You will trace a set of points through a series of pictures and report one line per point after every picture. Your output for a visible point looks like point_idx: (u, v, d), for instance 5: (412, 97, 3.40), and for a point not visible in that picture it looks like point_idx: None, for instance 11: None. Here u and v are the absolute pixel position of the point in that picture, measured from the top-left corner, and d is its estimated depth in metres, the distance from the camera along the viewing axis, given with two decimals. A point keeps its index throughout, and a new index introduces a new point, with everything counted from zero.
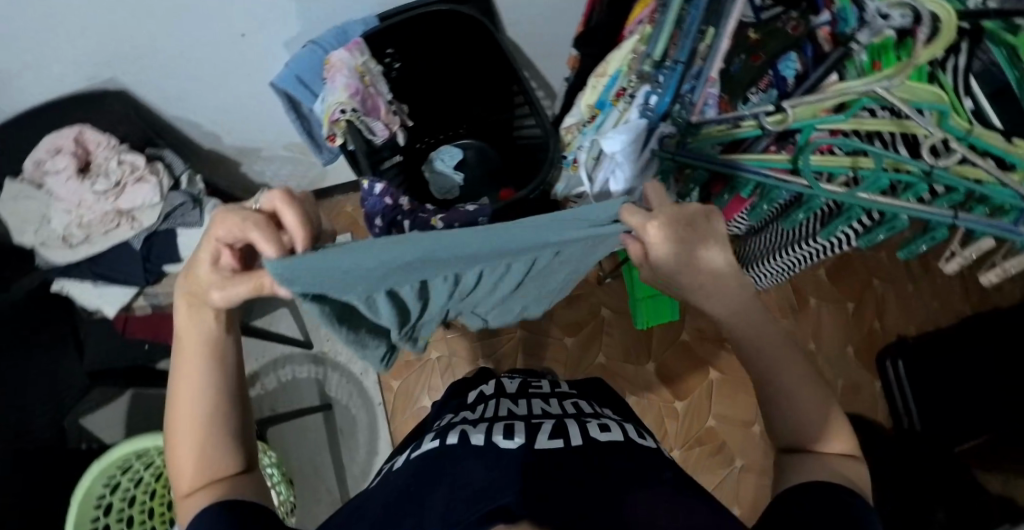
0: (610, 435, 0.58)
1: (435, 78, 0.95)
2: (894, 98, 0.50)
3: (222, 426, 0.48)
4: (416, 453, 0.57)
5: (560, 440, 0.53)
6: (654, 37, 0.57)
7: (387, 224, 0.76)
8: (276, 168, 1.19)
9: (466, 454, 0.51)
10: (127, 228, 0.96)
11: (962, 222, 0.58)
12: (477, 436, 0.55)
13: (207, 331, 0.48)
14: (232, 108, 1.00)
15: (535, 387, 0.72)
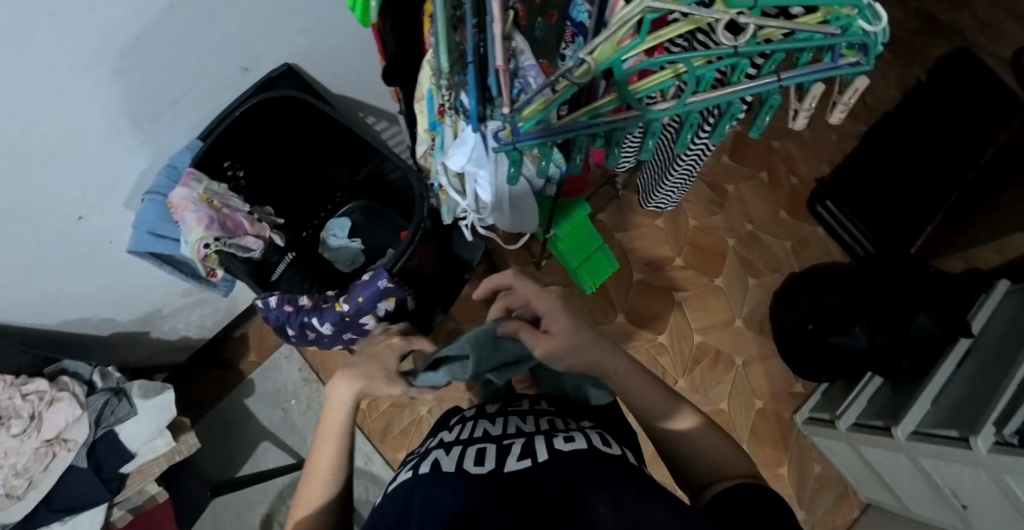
0: (576, 444, 0.54)
1: (283, 166, 0.92)
2: (669, 6, 0.46)
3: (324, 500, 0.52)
4: (394, 483, 0.56)
5: (527, 460, 0.51)
6: (437, 49, 0.51)
7: (300, 330, 0.72)
8: (187, 318, 1.14)
9: (435, 483, 0.50)
10: (65, 452, 0.88)
11: (788, 79, 0.56)
12: (448, 462, 0.54)
13: (346, 413, 0.56)
14: (109, 288, 0.96)
15: (513, 401, 0.68)
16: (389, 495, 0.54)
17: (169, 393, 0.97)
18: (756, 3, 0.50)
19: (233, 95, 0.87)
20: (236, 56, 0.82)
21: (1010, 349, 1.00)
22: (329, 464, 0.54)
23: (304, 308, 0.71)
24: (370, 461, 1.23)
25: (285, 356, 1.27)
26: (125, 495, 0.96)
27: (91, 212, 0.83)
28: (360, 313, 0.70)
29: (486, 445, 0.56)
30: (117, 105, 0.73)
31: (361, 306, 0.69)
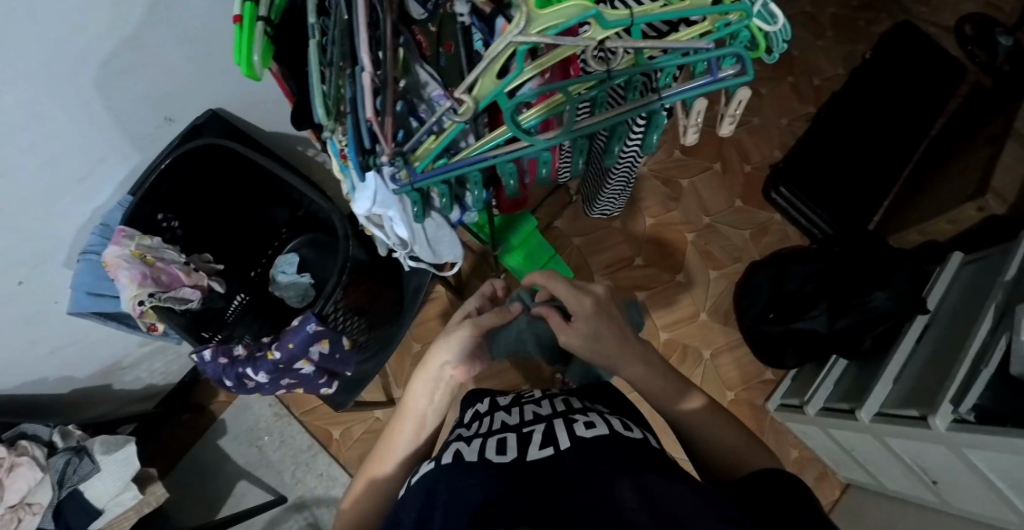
0: (597, 429, 0.57)
1: (219, 211, 0.92)
2: (534, 36, 0.45)
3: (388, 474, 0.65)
4: (416, 476, 0.59)
5: (549, 448, 0.54)
6: (313, 101, 0.51)
7: (238, 381, 0.73)
8: (149, 367, 1.14)
9: (456, 476, 0.54)
10: (31, 516, 0.86)
11: (666, 98, 0.52)
12: (470, 453, 0.57)
13: (447, 367, 0.67)
14: (60, 348, 0.95)
15: (528, 395, 0.72)
16: (413, 488, 0.57)
17: (131, 446, 0.98)
18: (635, 18, 0.49)
19: (159, 147, 0.86)
20: (159, 106, 0.81)
21: (965, 321, 1.00)
22: (400, 445, 0.66)
23: (240, 359, 0.72)
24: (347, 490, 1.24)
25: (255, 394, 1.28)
26: None
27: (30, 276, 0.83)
28: (293, 358, 0.71)
29: (507, 434, 0.60)
30: (41, 167, 0.73)
31: (292, 353, 0.70)
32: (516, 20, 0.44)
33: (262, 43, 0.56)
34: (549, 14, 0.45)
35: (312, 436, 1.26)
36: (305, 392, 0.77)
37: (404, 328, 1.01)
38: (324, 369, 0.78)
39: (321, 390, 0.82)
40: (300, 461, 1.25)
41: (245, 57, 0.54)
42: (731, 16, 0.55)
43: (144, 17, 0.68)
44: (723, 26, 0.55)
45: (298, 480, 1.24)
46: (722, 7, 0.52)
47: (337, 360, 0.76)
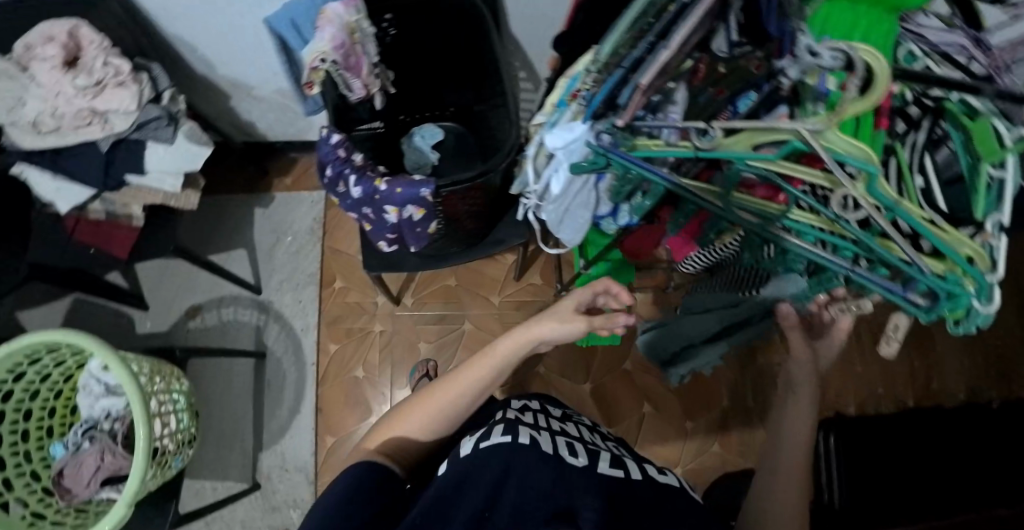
0: (667, 477, 0.60)
1: (424, 52, 0.96)
2: (813, 144, 0.43)
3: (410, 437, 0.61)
4: (484, 444, 0.54)
5: (621, 470, 0.55)
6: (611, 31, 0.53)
7: (335, 178, 0.73)
8: (263, 110, 1.21)
9: (531, 462, 0.51)
10: (97, 128, 0.95)
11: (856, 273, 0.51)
12: (547, 442, 0.55)
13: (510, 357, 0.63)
14: (224, 43, 1.02)
15: (576, 417, 0.73)
16: (478, 453, 0.53)
17: (205, 150, 1.03)
18: (897, 206, 0.44)
19: None
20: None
21: None
22: (430, 412, 0.61)
23: (351, 163, 0.73)
24: (304, 331, 1.27)
25: (308, 199, 1.33)
26: (113, 199, 1.02)
27: None
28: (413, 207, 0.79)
29: (569, 442, 0.60)
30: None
31: (399, 198, 0.71)
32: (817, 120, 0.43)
33: None
34: (839, 137, 0.43)
35: (319, 270, 1.30)
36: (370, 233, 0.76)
37: (464, 258, 1.01)
38: (396, 231, 0.78)
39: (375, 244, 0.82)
40: (294, 278, 1.29)
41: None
42: (972, 282, 0.46)
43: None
44: (954, 279, 0.47)
45: (281, 289, 1.29)
46: (969, 267, 0.44)
47: (416, 234, 0.78)
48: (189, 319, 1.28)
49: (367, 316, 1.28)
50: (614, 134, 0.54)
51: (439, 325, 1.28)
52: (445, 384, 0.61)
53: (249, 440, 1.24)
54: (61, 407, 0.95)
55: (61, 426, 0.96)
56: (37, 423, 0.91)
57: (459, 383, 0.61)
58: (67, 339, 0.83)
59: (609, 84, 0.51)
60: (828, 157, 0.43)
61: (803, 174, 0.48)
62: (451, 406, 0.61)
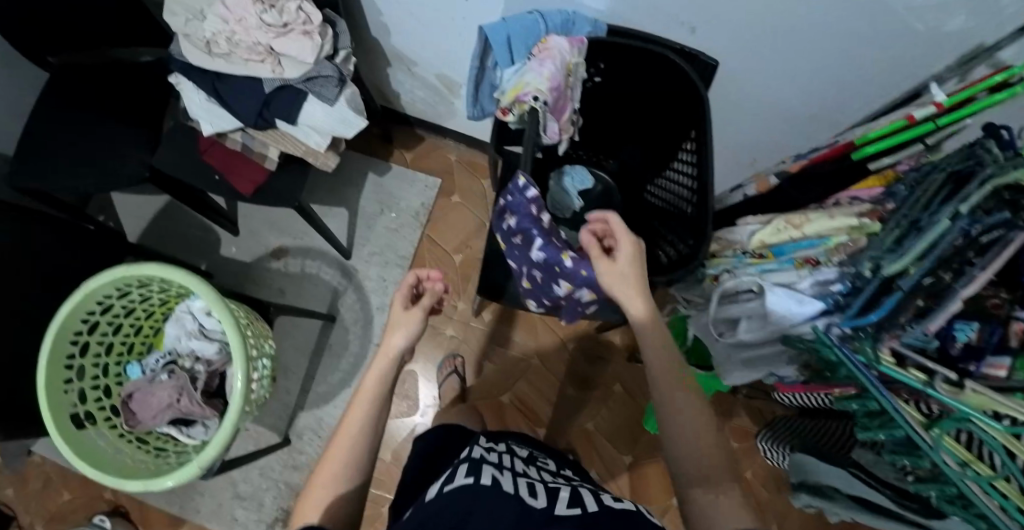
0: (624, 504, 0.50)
1: (616, 104, 0.92)
2: None
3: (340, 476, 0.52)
4: (448, 487, 0.50)
5: (580, 507, 0.47)
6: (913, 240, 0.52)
7: (517, 232, 0.71)
8: (416, 87, 1.18)
9: (479, 503, 0.46)
10: (268, 68, 0.93)
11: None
12: (507, 485, 0.50)
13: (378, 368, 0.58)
14: (416, 18, 1.00)
15: (545, 463, 0.68)
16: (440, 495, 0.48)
17: (360, 121, 0.99)
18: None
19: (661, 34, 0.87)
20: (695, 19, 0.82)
21: None
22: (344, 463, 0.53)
23: (540, 225, 0.69)
24: (379, 310, 1.26)
25: (423, 181, 1.31)
26: (254, 135, 1.00)
27: None
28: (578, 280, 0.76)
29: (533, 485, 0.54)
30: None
31: (580, 280, 0.68)
32: None
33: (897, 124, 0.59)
34: None
35: (412, 255, 1.29)
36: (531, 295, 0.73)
37: None
38: (551, 301, 0.74)
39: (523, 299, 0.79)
40: (385, 254, 1.28)
41: (879, 146, 0.63)
42: None
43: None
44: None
45: (369, 260, 1.28)
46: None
47: (574, 313, 0.75)
48: (273, 259, 1.28)
49: (441, 317, 1.27)
50: (846, 335, 0.57)
51: (508, 350, 1.28)
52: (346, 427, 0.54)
53: (293, 395, 1.24)
54: (145, 330, 0.95)
55: (141, 347, 0.95)
56: (122, 340, 0.91)
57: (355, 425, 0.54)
58: (160, 271, 0.80)
59: (867, 288, 0.55)
60: None
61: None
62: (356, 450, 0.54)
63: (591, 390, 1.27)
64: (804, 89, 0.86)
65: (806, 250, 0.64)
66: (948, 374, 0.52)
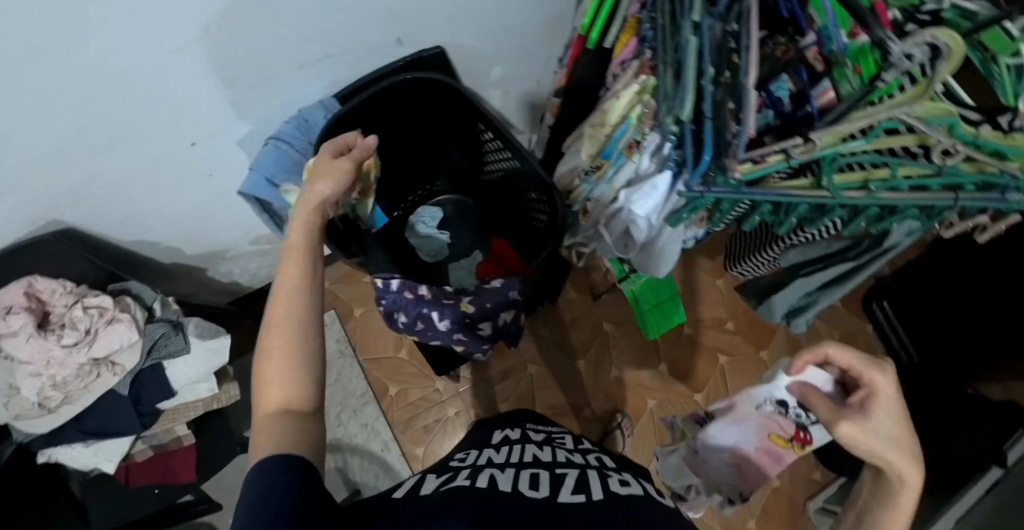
0: (634, 489, 0.52)
1: (397, 143, 0.92)
2: (915, 122, 0.51)
3: (295, 370, 0.46)
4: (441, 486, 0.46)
5: (582, 494, 0.47)
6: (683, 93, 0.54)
7: (413, 320, 0.71)
8: (244, 265, 1.12)
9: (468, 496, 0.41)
10: (109, 374, 0.87)
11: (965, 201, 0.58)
12: (500, 481, 0.49)
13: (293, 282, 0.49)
14: (188, 218, 0.94)
15: (560, 442, 0.69)
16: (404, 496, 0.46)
17: (223, 339, 0.95)
18: (982, 138, 0.53)
19: (385, 63, 0.85)
20: (398, 27, 0.81)
21: None
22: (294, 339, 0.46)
23: (423, 299, 0.70)
24: (386, 449, 1.22)
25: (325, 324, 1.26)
26: (152, 431, 0.94)
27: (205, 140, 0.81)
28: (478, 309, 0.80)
29: (539, 472, 0.55)
30: (273, 42, 0.70)
31: (488, 310, 0.71)
32: (910, 99, 0.51)
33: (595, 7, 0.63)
34: (931, 107, 0.51)
35: (368, 384, 1.24)
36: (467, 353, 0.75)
37: None
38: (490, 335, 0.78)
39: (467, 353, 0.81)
40: (347, 406, 1.23)
41: (599, 23, 0.64)
42: None
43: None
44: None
45: (339, 422, 1.22)
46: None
47: (511, 331, 0.76)
48: None
49: (438, 406, 1.24)
50: (706, 178, 0.59)
51: (508, 381, 1.28)
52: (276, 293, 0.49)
53: None
54: None
55: None
56: None
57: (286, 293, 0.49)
58: None
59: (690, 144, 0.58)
60: (930, 127, 0.51)
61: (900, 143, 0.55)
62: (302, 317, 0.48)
63: (591, 349, 1.30)
64: (528, 12, 0.90)
65: (623, 140, 0.66)
66: (793, 143, 0.55)
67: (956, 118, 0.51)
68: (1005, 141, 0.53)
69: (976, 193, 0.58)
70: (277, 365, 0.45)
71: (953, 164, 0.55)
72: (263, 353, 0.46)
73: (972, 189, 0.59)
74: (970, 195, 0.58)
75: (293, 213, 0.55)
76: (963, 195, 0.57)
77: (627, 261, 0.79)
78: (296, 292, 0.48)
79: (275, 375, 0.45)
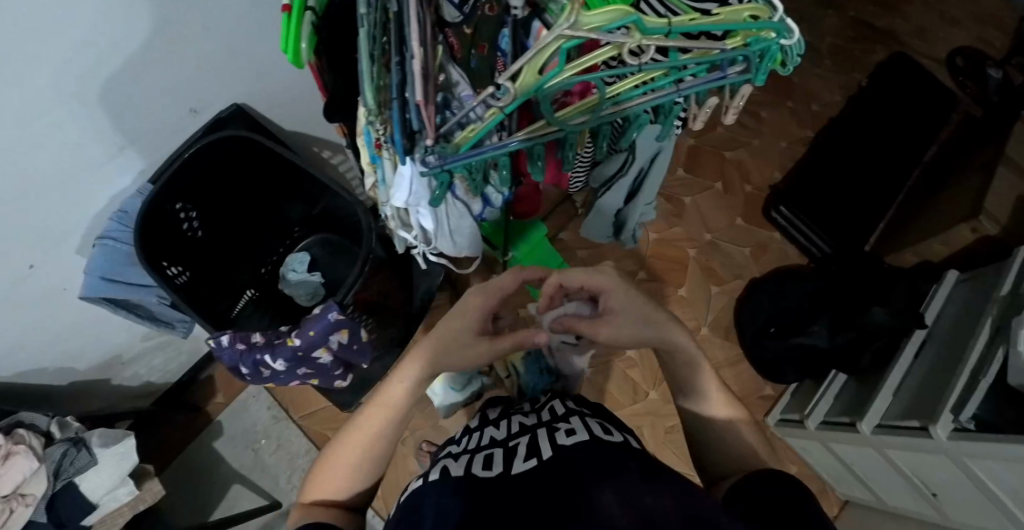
0: (576, 436, 0.54)
1: (231, 207, 0.93)
2: (582, 34, 0.48)
3: (349, 480, 0.58)
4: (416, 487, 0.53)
5: (533, 458, 0.51)
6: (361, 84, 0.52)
7: (255, 368, 0.74)
8: (149, 363, 1.13)
9: (444, 494, 0.48)
10: (24, 507, 0.83)
11: (686, 91, 0.58)
12: (457, 467, 0.53)
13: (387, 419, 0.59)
14: (64, 340, 0.95)
15: (517, 408, 0.69)
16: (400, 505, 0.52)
17: (130, 440, 0.97)
18: (672, 27, 0.52)
19: (186, 134, 0.86)
20: (186, 99, 0.82)
21: (962, 336, 1.02)
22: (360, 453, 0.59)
23: (259, 345, 0.72)
24: None
25: (254, 395, 1.29)
26: None
27: (42, 260, 0.82)
28: (312, 344, 0.72)
29: (493, 449, 0.56)
30: (58, 152, 0.72)
31: (314, 341, 0.72)
32: (568, 15, 0.48)
33: (307, 34, 0.58)
34: (596, 15, 0.48)
35: (310, 439, 1.26)
36: (319, 384, 0.78)
37: (410, 331, 1.05)
38: (342, 361, 0.79)
39: (334, 383, 0.83)
40: (297, 466, 1.25)
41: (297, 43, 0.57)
42: (766, 31, 0.56)
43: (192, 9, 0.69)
44: (755, 41, 0.56)
45: (294, 485, 1.23)
46: (754, 23, 0.54)
47: (354, 352, 0.77)
48: None
49: None
50: (434, 154, 0.55)
51: None
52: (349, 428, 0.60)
53: None
54: None
55: None
56: None
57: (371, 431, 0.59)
58: None
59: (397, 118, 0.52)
60: (603, 36, 0.48)
61: (597, 58, 0.52)
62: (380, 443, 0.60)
63: None
64: None
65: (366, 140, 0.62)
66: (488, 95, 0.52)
67: (635, 16, 0.49)
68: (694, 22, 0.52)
69: (702, 78, 0.58)
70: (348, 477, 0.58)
71: (648, 62, 0.53)
72: (331, 458, 0.59)
73: (699, 73, 0.58)
74: (692, 82, 0.57)
75: (410, 352, 0.61)
76: (681, 85, 0.56)
77: (454, 242, 0.73)
78: (382, 430, 0.59)
79: (343, 484, 0.58)
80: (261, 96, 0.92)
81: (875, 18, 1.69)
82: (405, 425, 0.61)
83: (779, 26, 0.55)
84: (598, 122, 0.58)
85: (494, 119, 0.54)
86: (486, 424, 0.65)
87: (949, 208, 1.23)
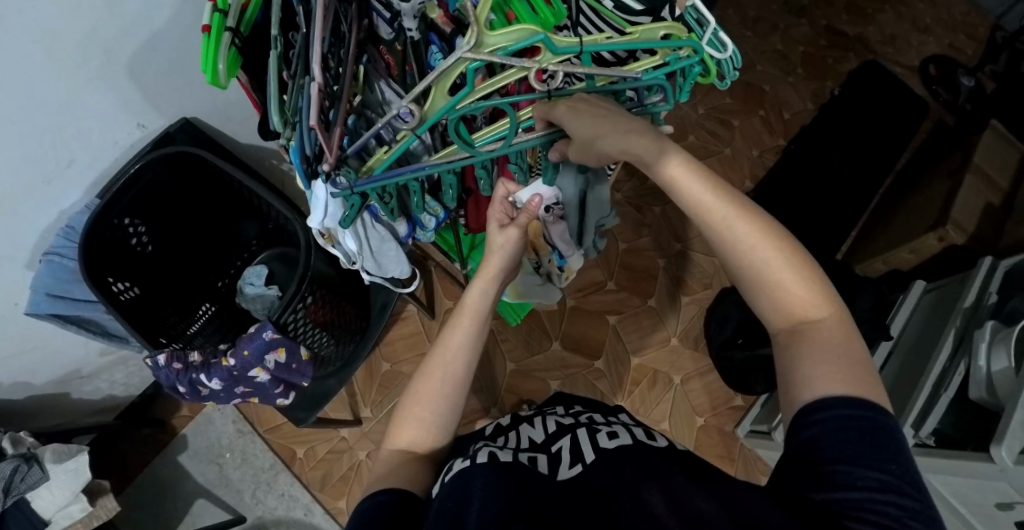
0: (620, 440, 0.53)
1: (184, 224, 0.95)
2: (482, 56, 0.47)
3: (434, 416, 0.54)
4: (448, 476, 0.49)
5: (579, 464, 0.50)
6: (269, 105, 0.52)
7: (192, 387, 0.75)
8: (110, 378, 1.14)
9: (494, 477, 0.46)
10: None
11: None
12: (504, 454, 0.50)
13: (478, 316, 0.59)
14: (16, 357, 0.94)
15: (549, 411, 0.66)
16: (444, 486, 0.48)
17: (83, 457, 0.95)
18: (583, 46, 0.50)
19: (132, 151, 0.86)
20: (132, 114, 0.81)
21: (923, 348, 1.01)
22: (446, 366, 0.56)
23: (196, 365, 0.75)
24: (309, 512, 1.22)
25: (219, 410, 1.28)
26: None
27: None
28: (245, 365, 0.75)
29: (536, 453, 0.53)
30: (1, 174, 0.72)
31: (248, 361, 0.75)
32: (468, 37, 0.47)
33: (228, 54, 0.56)
34: (498, 36, 0.47)
35: (275, 454, 1.26)
36: (258, 401, 0.81)
37: (368, 346, 1.02)
38: (280, 380, 0.82)
39: (276, 401, 0.87)
40: (261, 481, 1.24)
41: (210, 64, 0.55)
42: (684, 51, 0.56)
43: (128, 27, 0.69)
44: (674, 60, 0.56)
45: (258, 500, 1.23)
46: (672, 42, 0.52)
47: (288, 369, 0.80)
48: None
49: (348, 453, 1.25)
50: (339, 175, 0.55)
51: None
52: (443, 338, 0.57)
53: None
54: None
55: None
56: None
57: (454, 345, 0.56)
58: None
59: (299, 135, 0.52)
60: (504, 58, 0.48)
61: (505, 80, 0.52)
62: (472, 357, 0.57)
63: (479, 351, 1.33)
64: None
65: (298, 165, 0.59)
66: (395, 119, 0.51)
67: (541, 35, 0.48)
68: (602, 43, 0.51)
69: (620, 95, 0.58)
70: (433, 405, 0.54)
71: (553, 87, 0.53)
72: (414, 395, 0.55)
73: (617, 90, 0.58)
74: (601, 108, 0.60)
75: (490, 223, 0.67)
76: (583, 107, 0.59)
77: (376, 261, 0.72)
78: (470, 343, 0.57)
79: (428, 410, 0.54)
80: (212, 112, 0.92)
81: (846, 25, 1.69)
82: (481, 348, 0.58)
83: (697, 45, 0.54)
84: (509, 147, 0.59)
85: (405, 141, 0.54)
86: (517, 424, 0.62)
87: (915, 217, 1.22)
